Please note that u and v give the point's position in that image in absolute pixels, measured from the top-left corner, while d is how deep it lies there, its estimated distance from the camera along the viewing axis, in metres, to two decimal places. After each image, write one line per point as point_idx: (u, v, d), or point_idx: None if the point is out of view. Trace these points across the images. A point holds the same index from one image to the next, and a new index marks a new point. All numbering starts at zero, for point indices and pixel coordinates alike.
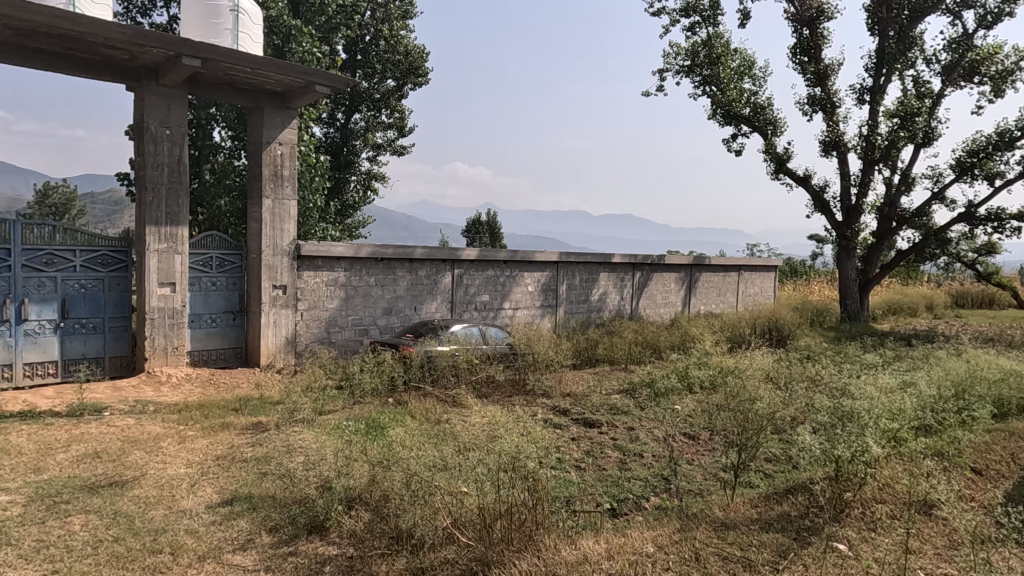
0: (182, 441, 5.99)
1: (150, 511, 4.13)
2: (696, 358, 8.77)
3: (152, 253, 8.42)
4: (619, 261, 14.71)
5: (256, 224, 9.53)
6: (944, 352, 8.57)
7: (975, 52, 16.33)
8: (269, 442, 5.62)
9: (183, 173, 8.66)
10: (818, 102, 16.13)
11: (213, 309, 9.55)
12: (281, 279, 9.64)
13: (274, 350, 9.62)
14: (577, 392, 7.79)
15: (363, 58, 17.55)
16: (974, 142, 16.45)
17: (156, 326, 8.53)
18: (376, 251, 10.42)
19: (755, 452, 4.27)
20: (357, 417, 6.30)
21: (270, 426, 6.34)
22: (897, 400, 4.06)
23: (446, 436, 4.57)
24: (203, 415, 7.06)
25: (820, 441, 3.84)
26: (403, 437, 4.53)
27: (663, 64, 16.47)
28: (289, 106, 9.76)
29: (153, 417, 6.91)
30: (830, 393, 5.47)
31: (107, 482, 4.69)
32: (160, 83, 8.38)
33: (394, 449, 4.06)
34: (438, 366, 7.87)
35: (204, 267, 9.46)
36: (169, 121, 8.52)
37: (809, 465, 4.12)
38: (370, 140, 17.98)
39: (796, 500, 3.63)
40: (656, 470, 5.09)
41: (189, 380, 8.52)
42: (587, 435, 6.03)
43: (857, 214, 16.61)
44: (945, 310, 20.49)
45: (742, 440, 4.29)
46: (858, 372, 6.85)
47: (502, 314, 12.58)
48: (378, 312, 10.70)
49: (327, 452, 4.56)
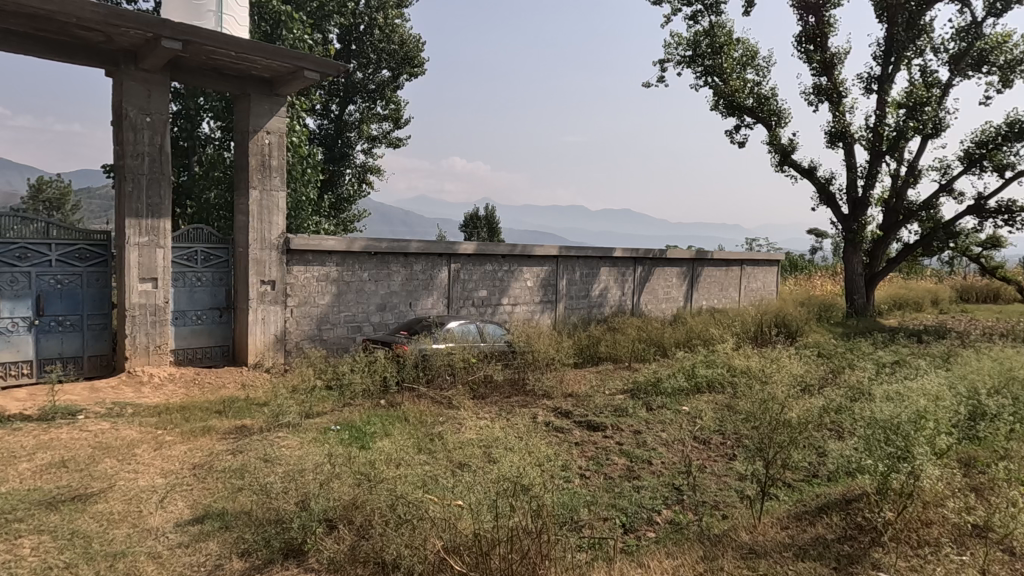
0: (158, 447, 5.59)
1: (112, 531, 3.74)
2: (703, 357, 8.38)
3: (132, 247, 8.01)
4: (620, 255, 14.30)
5: (243, 217, 9.12)
6: (961, 351, 8.22)
7: (984, 41, 15.90)
8: (250, 449, 5.23)
9: (165, 163, 8.24)
10: (825, 92, 15.70)
11: (199, 305, 9.15)
12: (270, 274, 9.24)
13: (262, 348, 9.23)
14: (579, 392, 7.41)
15: (357, 48, 17.17)
16: (983, 133, 16.06)
17: (137, 324, 8.13)
18: (369, 244, 10.00)
19: (781, 463, 3.89)
20: (347, 422, 5.91)
21: (255, 431, 5.97)
22: (938, 406, 3.69)
23: (442, 447, 4.19)
24: (185, 418, 6.67)
25: (856, 454, 3.47)
26: (394, 448, 4.16)
27: (665, 54, 16.03)
28: (277, 93, 9.33)
29: (130, 420, 6.52)
30: (854, 399, 5.08)
31: (69, 496, 4.29)
32: (140, 67, 7.94)
33: (385, 462, 3.67)
34: (434, 365, 7.49)
35: (189, 261, 9.05)
36: (150, 107, 8.09)
37: (843, 480, 3.73)
38: (365, 132, 17.55)
39: (830, 521, 3.26)
40: (667, 480, 4.72)
41: (172, 380, 8.13)
42: (591, 440, 5.67)
43: (864, 207, 16.21)
44: (950, 304, 20.16)
45: (767, 450, 3.91)
46: (877, 373, 6.48)
47: (501, 310, 12.19)
48: (372, 309, 10.31)
49: (311, 462, 4.18)
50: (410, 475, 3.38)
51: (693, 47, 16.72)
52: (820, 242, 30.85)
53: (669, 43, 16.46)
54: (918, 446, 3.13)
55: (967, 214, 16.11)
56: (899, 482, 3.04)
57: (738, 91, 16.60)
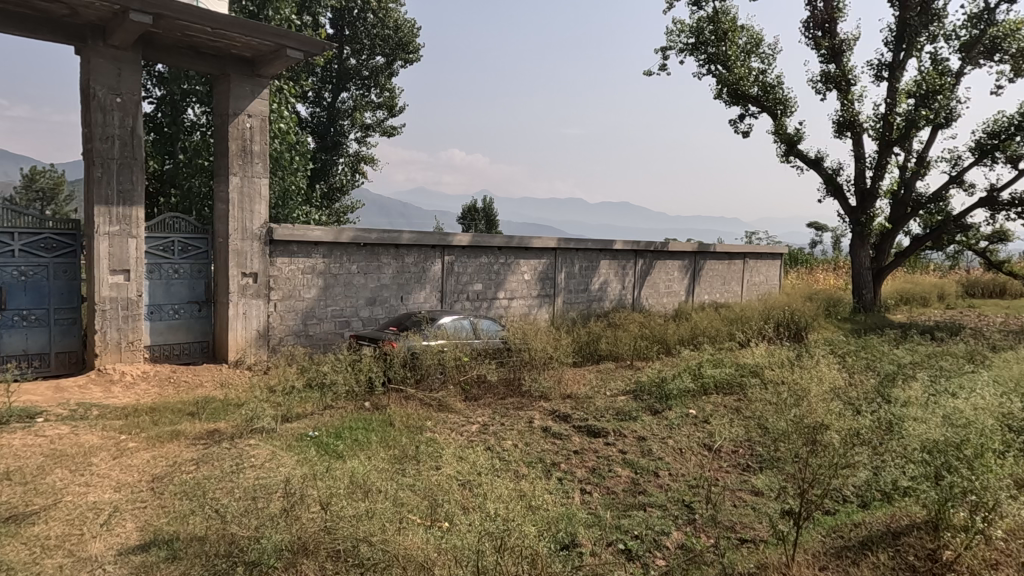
0: (118, 456, 5.10)
1: (42, 562, 3.26)
2: (710, 356, 7.91)
3: (102, 236, 7.50)
4: (621, 248, 13.81)
5: (223, 205, 8.61)
6: (982, 351, 7.77)
7: (997, 28, 15.34)
8: (215, 460, 4.74)
9: (137, 147, 7.73)
10: (833, 79, 15.15)
11: (176, 299, 8.64)
12: (251, 266, 8.73)
13: (244, 344, 8.73)
14: (579, 393, 6.93)
15: (351, 33, 16.62)
16: (996, 123, 15.55)
17: (107, 318, 7.62)
18: (358, 235, 9.50)
19: (816, 487, 3.37)
20: (325, 429, 5.43)
21: (226, 437, 5.50)
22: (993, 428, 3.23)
23: (424, 470, 3.71)
24: (153, 422, 6.17)
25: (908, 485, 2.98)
26: (369, 468, 3.67)
27: (668, 41, 15.52)
28: (259, 74, 8.78)
29: (93, 423, 6.03)
30: (885, 411, 4.59)
31: (4, 517, 3.81)
32: (108, 43, 7.40)
33: (361, 487, 3.19)
34: (424, 364, 6.98)
35: (165, 252, 8.54)
36: (120, 87, 7.55)
37: (886, 510, 3.24)
38: (359, 120, 17.01)
39: (876, 560, 2.80)
40: (676, 495, 4.24)
41: (145, 379, 7.64)
42: (592, 448, 5.19)
43: (872, 199, 15.69)
44: (957, 300, 19.68)
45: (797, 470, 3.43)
46: (897, 381, 6.03)
47: (497, 304, 11.70)
48: (361, 303, 9.81)
49: (277, 478, 3.69)
50: (396, 508, 2.93)
51: (696, 34, 16.15)
52: (820, 236, 30.43)
53: (671, 30, 15.93)
54: (984, 474, 2.69)
55: (978, 206, 15.64)
56: (960, 515, 2.61)
57: (742, 79, 16.06)
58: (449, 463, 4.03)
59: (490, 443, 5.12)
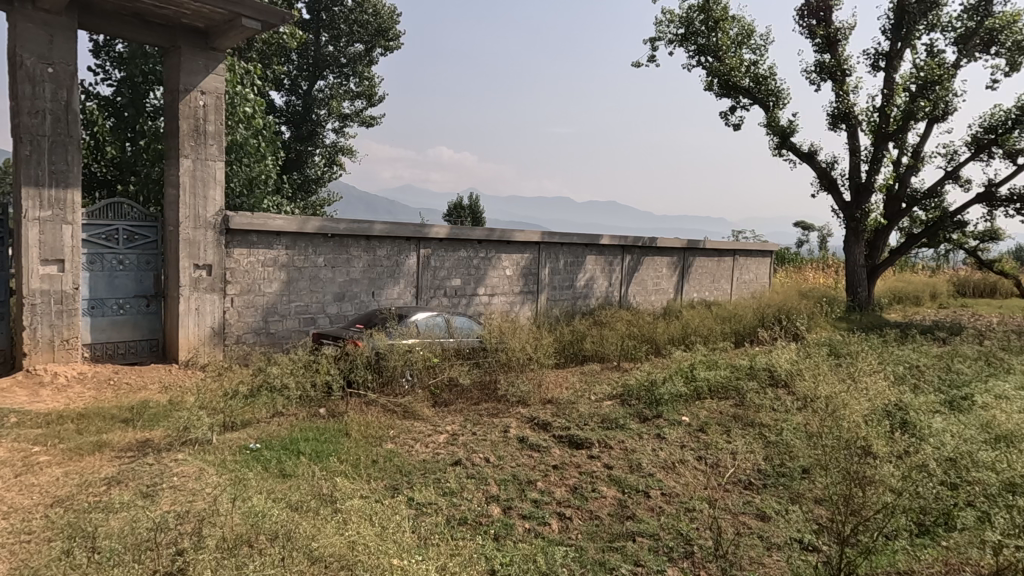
0: (21, 473, 4.36)
1: None
2: (703, 357, 7.30)
3: (31, 222, 6.72)
4: (608, 242, 13.16)
5: (173, 190, 7.86)
6: (996, 354, 7.21)
7: (994, 19, 14.77)
8: (132, 478, 4.03)
9: (72, 123, 6.97)
10: (827, 69, 14.59)
11: (121, 293, 7.89)
12: (205, 257, 7.97)
13: (196, 343, 7.98)
14: (560, 398, 6.29)
15: (327, 19, 15.85)
16: (994, 117, 15.07)
17: (38, 314, 6.84)
18: (325, 225, 8.77)
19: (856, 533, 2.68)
20: (269, 441, 4.74)
21: (155, 449, 4.78)
22: None
23: (370, 502, 3.05)
24: (77, 431, 5.41)
25: None
26: (293, 504, 2.99)
27: (656, 31, 14.91)
28: (213, 47, 8.02)
29: (6, 432, 5.27)
30: (913, 436, 3.95)
31: None
32: (38, 6, 6.64)
33: (277, 533, 2.55)
34: (390, 366, 6.27)
35: (108, 241, 7.77)
36: (52, 56, 6.79)
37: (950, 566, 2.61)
38: (336, 109, 16.25)
39: None
40: (668, 519, 3.60)
41: (80, 381, 6.89)
42: (575, 461, 4.53)
43: (867, 193, 15.16)
44: (950, 299, 19.27)
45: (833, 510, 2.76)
46: (912, 388, 5.42)
47: (475, 300, 11.01)
48: (328, 299, 9.09)
49: (193, 504, 3.01)
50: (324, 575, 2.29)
51: (687, 24, 15.54)
52: (808, 236, 30.15)
53: (660, 20, 15.30)
54: None
55: (975, 202, 15.18)
56: None
57: (734, 69, 15.40)
58: (399, 501, 3.36)
59: (458, 457, 4.45)
